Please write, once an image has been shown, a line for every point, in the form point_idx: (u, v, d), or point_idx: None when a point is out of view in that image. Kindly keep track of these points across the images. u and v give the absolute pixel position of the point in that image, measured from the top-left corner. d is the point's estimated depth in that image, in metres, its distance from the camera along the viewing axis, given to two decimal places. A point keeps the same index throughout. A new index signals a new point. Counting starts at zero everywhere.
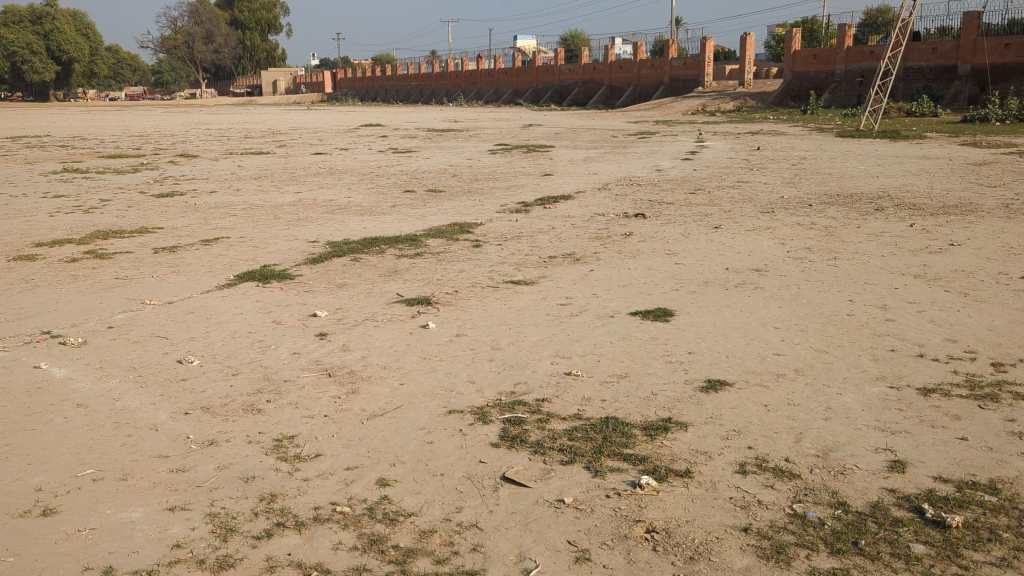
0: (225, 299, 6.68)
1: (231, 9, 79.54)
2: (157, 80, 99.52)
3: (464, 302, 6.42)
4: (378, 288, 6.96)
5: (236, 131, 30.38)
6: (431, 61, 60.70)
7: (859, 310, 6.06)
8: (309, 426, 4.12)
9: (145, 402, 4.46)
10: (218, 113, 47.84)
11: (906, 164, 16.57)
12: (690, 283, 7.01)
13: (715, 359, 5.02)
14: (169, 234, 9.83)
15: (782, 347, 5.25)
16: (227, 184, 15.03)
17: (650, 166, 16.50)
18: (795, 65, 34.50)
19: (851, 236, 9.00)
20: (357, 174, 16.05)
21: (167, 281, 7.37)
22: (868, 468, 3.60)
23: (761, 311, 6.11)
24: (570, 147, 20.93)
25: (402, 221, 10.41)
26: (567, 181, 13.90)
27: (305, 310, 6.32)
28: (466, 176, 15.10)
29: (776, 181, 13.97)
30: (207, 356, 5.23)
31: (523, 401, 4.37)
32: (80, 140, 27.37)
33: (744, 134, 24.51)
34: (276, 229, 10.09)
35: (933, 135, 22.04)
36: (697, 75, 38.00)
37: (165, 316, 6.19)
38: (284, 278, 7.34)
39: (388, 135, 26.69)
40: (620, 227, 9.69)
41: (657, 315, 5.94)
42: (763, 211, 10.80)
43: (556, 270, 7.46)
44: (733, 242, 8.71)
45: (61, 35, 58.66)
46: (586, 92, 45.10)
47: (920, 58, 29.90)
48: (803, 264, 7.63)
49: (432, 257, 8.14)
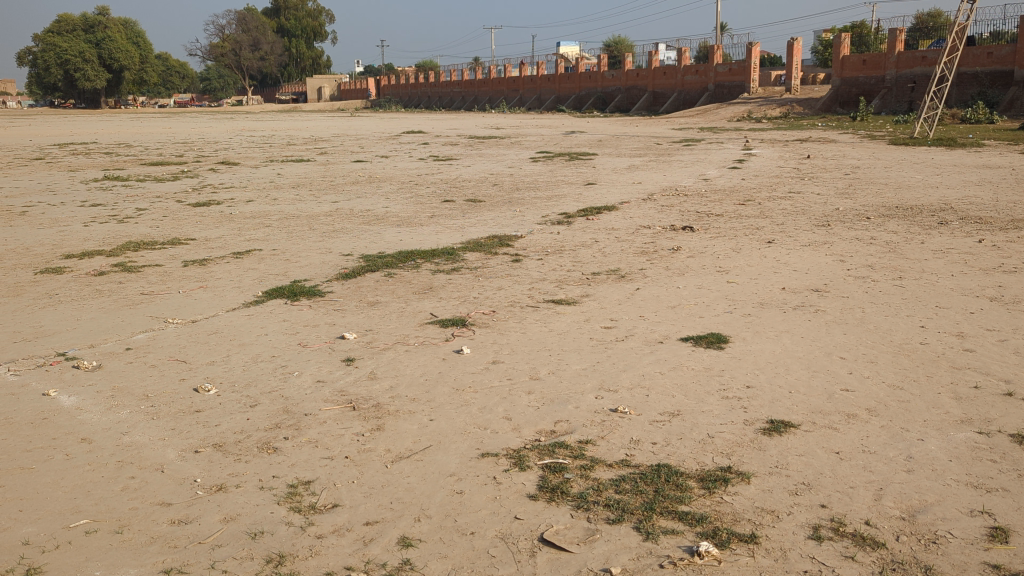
0: (250, 319, 6.35)
1: (276, 16, 80.26)
2: (206, 87, 101.01)
3: (501, 324, 6.02)
4: (411, 307, 6.58)
5: (278, 138, 30.40)
6: (474, 69, 60.60)
7: (934, 339, 5.51)
8: (328, 469, 3.74)
9: (152, 437, 4.12)
10: (262, 120, 48.16)
11: (965, 173, 15.85)
12: (744, 304, 6.52)
13: (776, 396, 4.54)
14: (201, 246, 9.57)
15: (850, 381, 4.75)
16: (265, 193, 14.84)
17: (696, 175, 16.00)
18: (844, 70, 33.64)
19: (915, 253, 8.42)
20: (397, 183, 15.77)
21: (193, 298, 7.08)
22: (964, 537, 3.13)
23: (824, 338, 5.60)
24: (613, 154, 20.47)
25: (439, 233, 10.05)
26: (611, 191, 13.47)
27: (333, 331, 5.96)
28: (506, 185, 14.74)
29: (830, 192, 13.40)
30: (226, 383, 4.88)
31: (564, 442, 3.95)
32: (124, 146, 27.57)
33: (793, 141, 23.86)
34: (310, 241, 9.78)
35: (991, 142, 21.22)
36: (742, 82, 37.33)
37: (187, 337, 5.87)
38: (313, 294, 7.00)
39: (429, 142, 26.48)
40: (667, 240, 9.24)
41: (709, 342, 5.47)
42: (817, 224, 10.24)
43: (600, 289, 7.03)
44: (789, 259, 8.20)
45: (112, 44, 59.69)
46: (629, 98, 44.55)
47: (975, 63, 28.94)
48: (865, 284, 7.10)
49: (468, 272, 7.75)
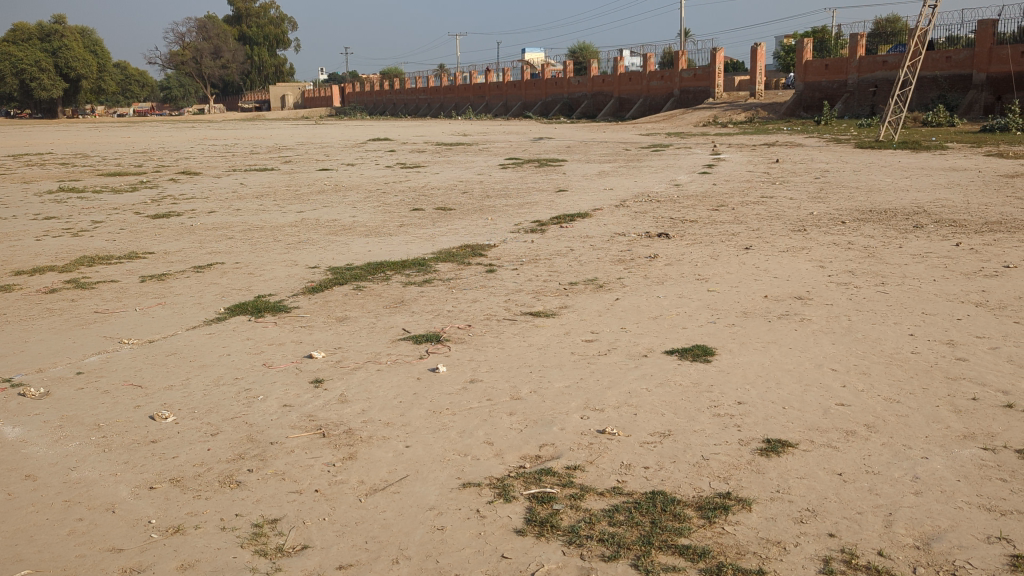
0: (211, 337, 6.03)
1: (237, 23, 79.28)
2: (167, 96, 99.64)
3: (478, 339, 5.75)
4: (381, 322, 6.29)
5: (241, 147, 29.89)
6: (439, 76, 60.31)
7: (924, 348, 5.31)
8: (296, 505, 3.46)
9: (103, 473, 3.82)
10: (225, 128, 47.43)
11: (934, 176, 15.84)
12: (728, 313, 6.31)
13: (770, 412, 4.32)
14: (159, 260, 9.20)
15: (845, 395, 4.53)
16: (228, 203, 14.44)
17: (666, 180, 15.87)
18: (806, 75, 33.82)
19: (894, 258, 8.27)
20: (364, 191, 15.44)
21: (150, 316, 6.73)
22: (985, 566, 2.91)
23: (813, 348, 5.40)
24: (582, 160, 20.29)
25: (409, 242, 9.77)
26: (583, 198, 13.26)
27: (300, 350, 5.66)
28: (477, 193, 14.47)
29: (802, 196, 13.28)
30: (186, 409, 4.58)
31: (550, 470, 3.69)
32: (82, 156, 26.91)
33: (760, 145, 23.87)
34: (274, 253, 9.45)
35: (954, 145, 21.35)
36: (707, 87, 37.46)
37: (143, 360, 5.55)
38: (279, 310, 6.68)
39: (396, 149, 26.17)
40: (643, 248, 9.04)
41: (696, 354, 5.25)
42: (793, 229, 10.09)
43: (578, 299, 6.80)
44: (768, 265, 8.02)
45: (69, 52, 58.58)
46: (595, 104, 44.51)
47: (935, 66, 29.18)
48: (848, 291, 6.93)
49: (441, 284, 7.48)
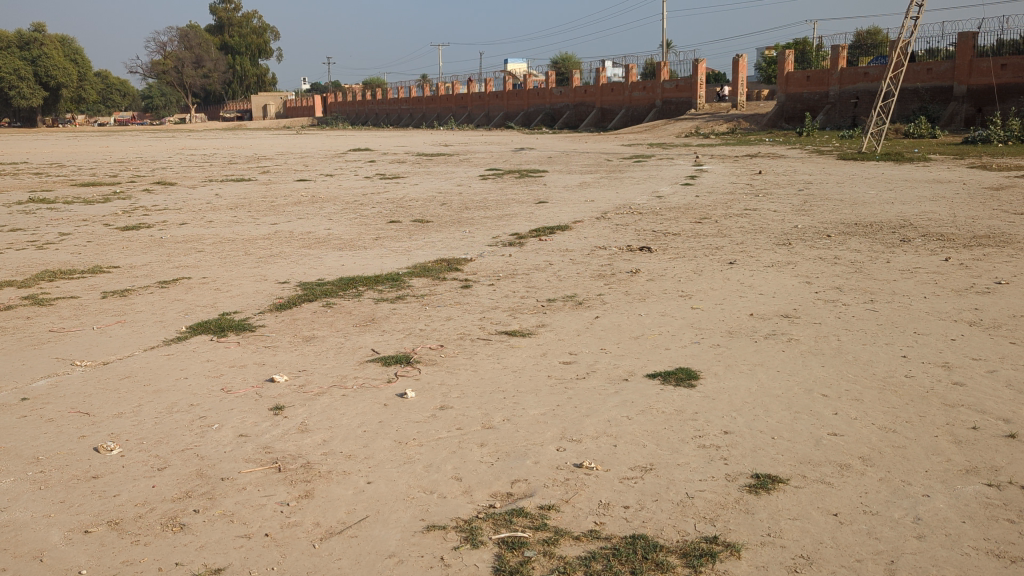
0: (169, 359, 5.70)
1: (219, 33, 78.79)
2: (147, 106, 98.82)
3: (450, 361, 5.46)
4: (349, 342, 5.99)
5: (220, 157, 29.47)
6: (422, 86, 60.07)
7: (918, 371, 5.07)
8: (244, 552, 3.16)
9: (35, 514, 3.49)
10: (204, 138, 46.91)
11: (918, 188, 15.69)
12: (712, 333, 6.05)
13: (758, 443, 4.05)
14: (123, 274, 8.85)
15: (838, 423, 4.28)
16: (200, 215, 14.08)
17: (649, 191, 15.66)
18: (788, 87, 33.79)
19: (882, 273, 8.06)
20: (341, 202, 15.13)
21: (107, 335, 6.39)
22: None
23: (802, 371, 5.15)
24: (563, 172, 20.05)
25: (384, 256, 9.48)
26: (563, 210, 13.01)
27: (262, 373, 5.35)
28: (455, 204, 14.19)
29: (786, 208, 13.08)
30: (134, 439, 4.26)
31: (522, 510, 3.41)
32: (56, 167, 26.42)
33: (742, 156, 23.73)
34: (244, 267, 9.13)
35: (937, 157, 21.27)
36: (689, 98, 37.41)
37: (94, 384, 5.21)
38: (242, 329, 6.37)
39: (376, 159, 25.88)
40: (625, 262, 8.79)
41: (679, 378, 4.98)
42: (777, 243, 9.88)
43: (556, 317, 6.52)
44: (753, 281, 7.78)
45: (48, 61, 57.93)
46: (578, 115, 44.36)
47: (915, 79, 29.20)
48: (836, 308, 6.70)
49: (414, 300, 7.19)
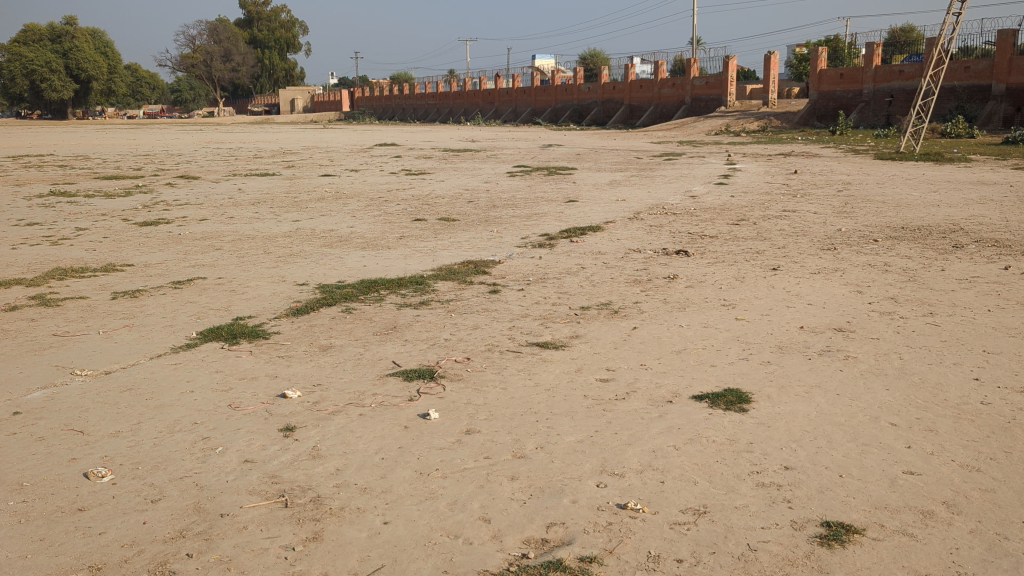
0: (175, 369, 5.31)
1: (248, 28, 78.92)
2: (177, 99, 99.19)
3: (477, 376, 5.04)
4: (369, 353, 5.58)
5: (245, 151, 29.22)
6: (449, 81, 59.73)
7: (996, 398, 4.53)
8: None
9: (9, 555, 3.10)
10: (230, 131, 47.04)
11: (963, 190, 15.04)
12: (761, 349, 5.56)
13: (825, 483, 3.57)
14: (137, 274, 8.52)
15: (913, 460, 3.78)
16: (222, 210, 13.79)
17: (681, 191, 15.16)
18: (820, 84, 32.98)
19: (939, 283, 7.52)
20: (365, 199, 14.76)
21: (113, 340, 6.03)
22: None
23: (865, 394, 4.64)
24: (593, 169, 19.64)
25: (408, 257, 9.07)
26: (594, 209, 12.55)
27: (273, 387, 4.94)
28: (483, 202, 13.77)
29: (827, 210, 12.53)
30: (129, 465, 3.88)
31: (559, 563, 2.98)
32: (82, 159, 26.30)
33: (776, 155, 23.15)
34: (262, 267, 8.75)
35: (978, 157, 20.57)
36: (719, 95, 36.80)
37: (92, 396, 4.84)
38: (256, 335, 5.99)
39: (401, 155, 25.56)
40: (660, 267, 8.31)
41: (729, 402, 4.51)
42: (821, 248, 9.34)
43: (591, 328, 6.07)
44: (800, 290, 7.28)
45: (79, 53, 58.24)
46: (605, 111, 43.75)
47: (952, 77, 28.38)
48: (894, 322, 6.17)
49: (439, 307, 6.77)
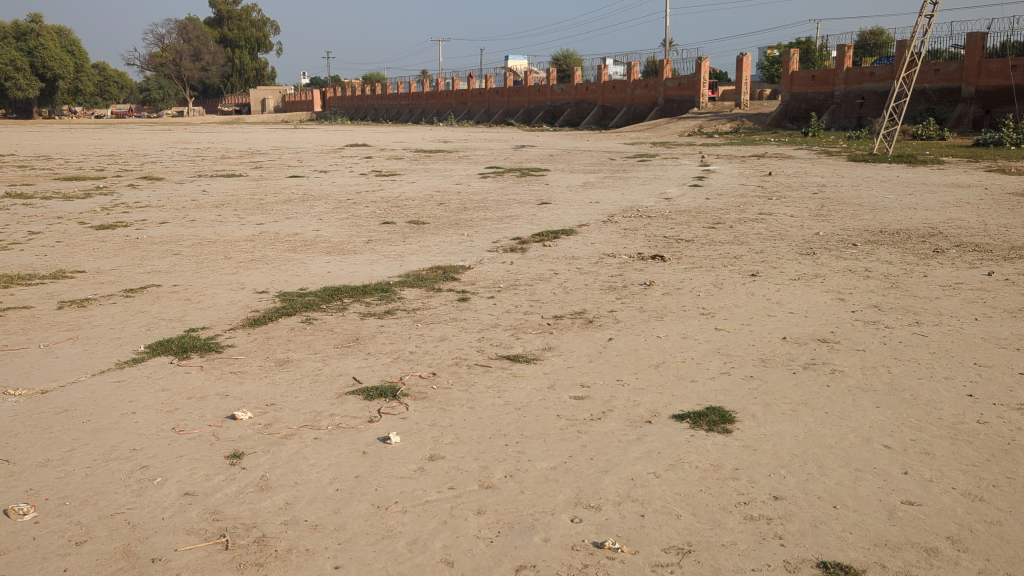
0: (118, 387, 4.93)
1: (219, 26, 77.91)
2: (146, 98, 97.60)
3: (443, 394, 4.70)
4: (328, 368, 5.23)
5: (213, 151, 28.62)
6: (422, 81, 59.29)
7: (992, 417, 4.28)
8: None
9: None
10: (200, 130, 46.37)
11: (939, 192, 14.92)
12: (743, 362, 5.28)
13: (820, 516, 3.28)
14: (88, 280, 8.11)
15: (911, 488, 3.50)
16: (184, 213, 13.35)
17: (656, 193, 14.91)
18: (793, 86, 32.98)
19: (922, 289, 7.29)
20: (333, 201, 14.37)
21: (53, 355, 5.63)
22: None
23: (855, 412, 4.37)
24: (566, 170, 19.35)
25: (374, 262, 8.72)
26: (567, 212, 12.26)
27: (223, 407, 4.58)
28: (454, 205, 13.43)
29: (804, 214, 12.32)
30: (55, 500, 3.51)
31: None
32: (44, 159, 25.58)
33: (749, 156, 23.01)
34: (220, 274, 8.36)
35: (951, 160, 20.52)
36: (693, 96, 36.69)
37: (24, 420, 4.46)
38: (207, 349, 5.62)
39: (372, 155, 25.17)
40: (636, 273, 8.03)
41: (712, 422, 4.22)
42: (800, 253, 9.10)
43: (565, 339, 5.76)
44: (780, 298, 7.02)
45: (45, 52, 57.08)
46: (579, 112, 43.51)
47: (923, 79, 28.42)
48: (880, 332, 5.91)
49: (405, 316, 6.43)
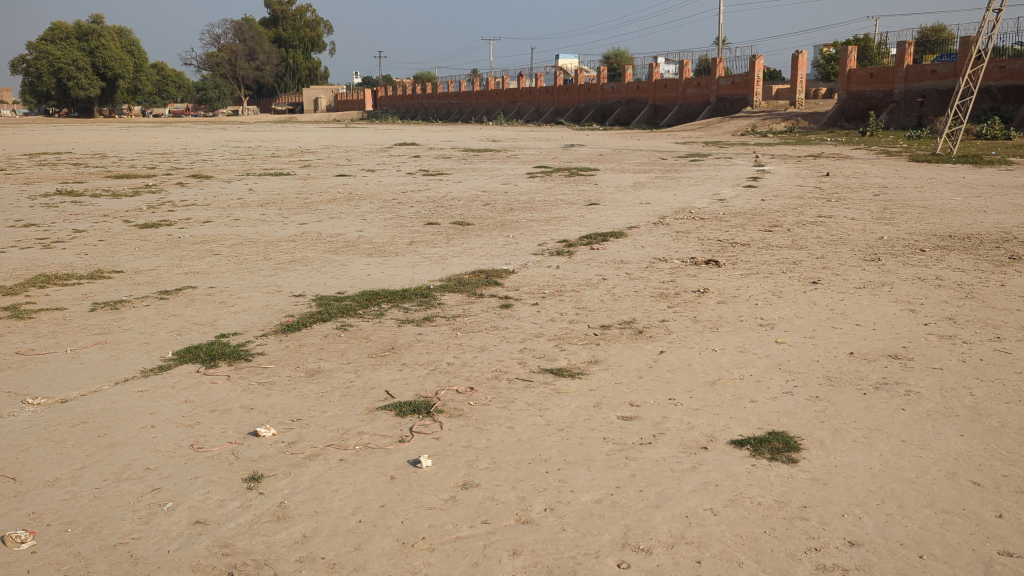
0: (139, 398, 4.68)
1: (273, 27, 78.70)
2: (202, 96, 98.97)
3: (480, 412, 4.36)
4: (361, 380, 4.92)
5: (263, 150, 28.58)
6: (472, 80, 59.11)
7: None
8: None
9: None
10: (253, 129, 46.75)
11: (1009, 195, 14.19)
12: (808, 379, 4.86)
13: (904, 568, 2.87)
14: (125, 281, 7.94)
15: (1009, 536, 3.06)
16: (228, 212, 13.22)
17: (708, 193, 14.41)
18: (850, 84, 32.03)
19: (1001, 300, 6.76)
20: (378, 201, 14.11)
21: (79, 361, 5.41)
22: None
23: (938, 441, 3.92)
24: (616, 170, 18.94)
25: (415, 265, 8.42)
26: (616, 213, 11.85)
27: (246, 422, 4.30)
28: (500, 205, 13.12)
29: (865, 216, 11.74)
30: (58, 526, 3.25)
31: None
32: (100, 158, 25.85)
33: (805, 156, 22.31)
34: (258, 275, 8.12)
35: (1019, 160, 19.62)
36: (746, 95, 35.89)
37: (40, 431, 4.24)
38: (236, 357, 5.35)
39: (421, 154, 24.99)
40: (689, 279, 7.59)
41: (776, 450, 3.82)
42: (864, 259, 8.58)
43: (613, 351, 5.38)
44: (846, 308, 6.55)
45: (105, 52, 58.13)
46: (629, 111, 42.90)
47: (986, 77, 27.40)
48: (958, 348, 5.42)
49: (444, 324, 6.10)
